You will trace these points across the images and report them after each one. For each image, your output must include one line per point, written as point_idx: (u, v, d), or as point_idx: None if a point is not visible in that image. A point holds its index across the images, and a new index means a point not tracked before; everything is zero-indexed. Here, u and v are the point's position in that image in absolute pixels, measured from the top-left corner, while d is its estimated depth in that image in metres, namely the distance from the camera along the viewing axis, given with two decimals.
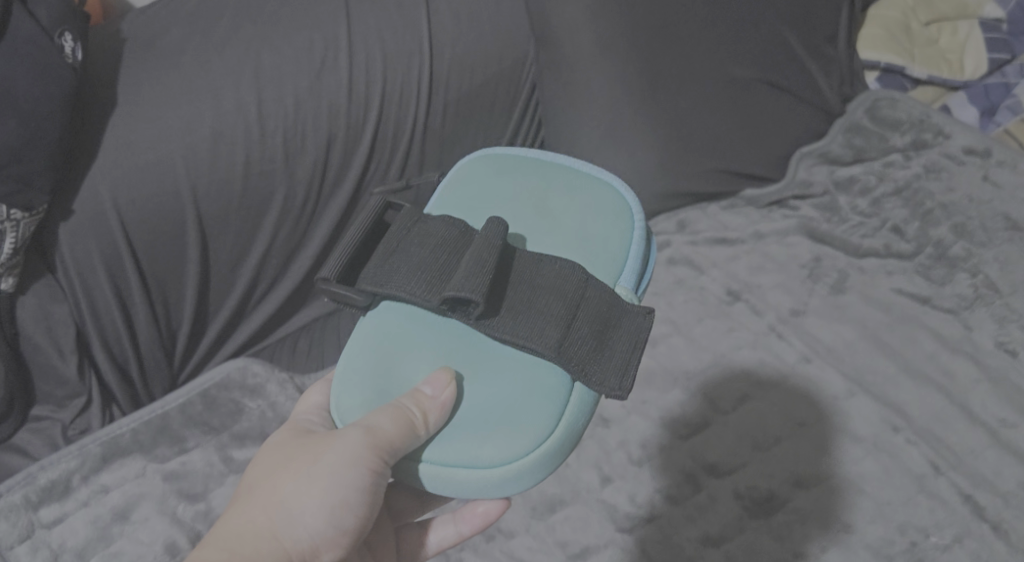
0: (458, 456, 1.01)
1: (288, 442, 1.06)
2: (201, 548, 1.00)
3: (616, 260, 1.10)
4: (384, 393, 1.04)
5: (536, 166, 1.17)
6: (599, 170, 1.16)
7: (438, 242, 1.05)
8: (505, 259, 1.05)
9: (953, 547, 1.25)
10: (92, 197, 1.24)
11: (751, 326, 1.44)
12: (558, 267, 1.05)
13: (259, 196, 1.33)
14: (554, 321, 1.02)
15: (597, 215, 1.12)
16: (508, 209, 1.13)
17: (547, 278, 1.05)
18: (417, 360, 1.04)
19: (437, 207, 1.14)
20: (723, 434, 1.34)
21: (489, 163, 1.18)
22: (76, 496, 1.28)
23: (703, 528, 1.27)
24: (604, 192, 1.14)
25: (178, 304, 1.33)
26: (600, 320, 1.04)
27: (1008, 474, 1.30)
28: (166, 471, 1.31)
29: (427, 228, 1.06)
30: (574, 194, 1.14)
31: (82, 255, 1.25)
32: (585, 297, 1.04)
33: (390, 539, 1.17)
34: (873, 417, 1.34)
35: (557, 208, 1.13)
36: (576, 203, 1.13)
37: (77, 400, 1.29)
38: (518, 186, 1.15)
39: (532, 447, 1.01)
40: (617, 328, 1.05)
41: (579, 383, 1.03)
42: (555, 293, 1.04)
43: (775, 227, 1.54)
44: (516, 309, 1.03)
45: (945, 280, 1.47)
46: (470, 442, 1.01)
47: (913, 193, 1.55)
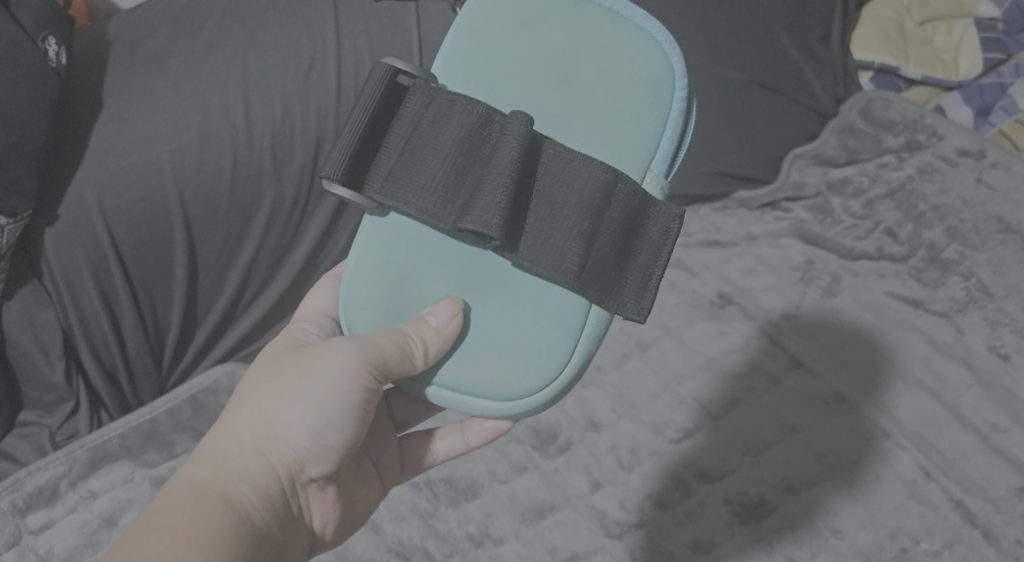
0: (470, 386, 1.04)
1: (280, 355, 1.07)
2: (188, 460, 1.01)
3: (650, 147, 1.05)
4: (394, 313, 1.05)
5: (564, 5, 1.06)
6: (631, 8, 1.07)
7: (454, 148, 1.02)
8: (524, 171, 1.02)
9: (943, 553, 1.25)
10: (77, 202, 1.24)
11: (742, 328, 1.43)
12: (580, 176, 1.02)
13: (247, 200, 1.31)
14: (574, 243, 1.02)
15: (629, 84, 1.05)
16: (531, 79, 1.05)
17: (569, 189, 1.02)
18: (428, 278, 1.04)
19: (449, 72, 1.06)
20: (714, 439, 1.33)
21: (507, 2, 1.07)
22: (64, 502, 1.29)
23: (693, 533, 1.27)
24: (638, 45, 1.06)
25: (167, 310, 1.31)
26: (621, 235, 1.03)
27: (999, 479, 1.30)
28: (154, 477, 1.32)
29: (447, 126, 1.02)
30: (604, 52, 1.05)
31: (68, 261, 1.24)
32: (608, 211, 1.03)
33: (392, 446, 1.17)
34: (863, 422, 1.34)
35: (585, 79, 1.05)
36: (606, 71, 1.05)
37: (65, 405, 1.28)
38: (542, 43, 1.06)
39: (543, 381, 1.04)
40: (638, 240, 1.05)
41: (596, 305, 1.04)
42: (575, 210, 1.02)
43: (767, 229, 1.54)
44: (533, 229, 1.02)
45: (937, 284, 1.47)
46: (483, 371, 1.04)
47: (906, 195, 1.53)
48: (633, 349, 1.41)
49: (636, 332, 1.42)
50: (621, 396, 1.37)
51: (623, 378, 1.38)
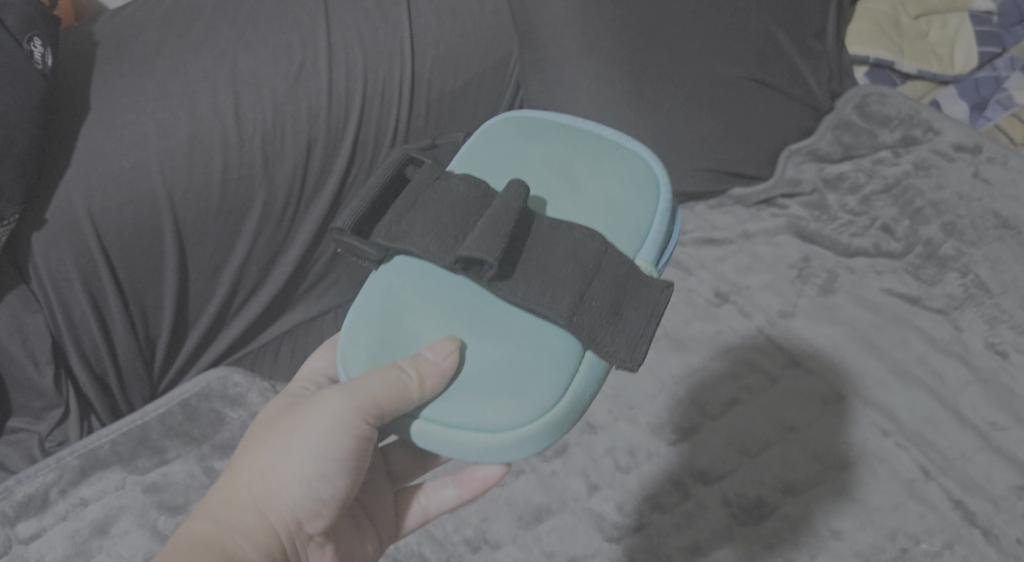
0: (462, 418, 0.99)
1: (275, 417, 1.08)
2: (185, 524, 1.01)
3: (640, 231, 1.07)
4: (388, 351, 1.03)
5: (561, 133, 1.13)
6: (626, 139, 1.13)
7: (459, 201, 1.04)
8: (522, 227, 1.04)
9: (944, 554, 1.23)
10: (64, 206, 1.21)
11: (738, 327, 1.42)
12: (578, 234, 1.03)
13: (237, 200, 1.31)
14: (568, 285, 1.01)
15: (622, 184, 1.09)
16: (531, 176, 1.10)
17: (567, 243, 1.03)
18: (425, 319, 1.03)
19: (460, 165, 1.12)
20: (711, 439, 1.32)
21: (512, 128, 1.15)
22: (54, 510, 1.26)
23: (691, 536, 1.25)
24: (630, 163, 1.11)
25: (157, 313, 1.31)
26: (615, 287, 1.02)
27: (999, 478, 1.28)
28: (146, 483, 1.29)
29: (441, 193, 1.05)
30: (598, 167, 1.10)
31: (56, 264, 1.22)
32: (602, 265, 1.03)
33: (380, 499, 1.15)
34: (861, 421, 1.33)
35: (580, 179, 1.09)
36: (599, 176, 1.09)
37: (54, 412, 1.26)
38: (542, 151, 1.11)
39: (536, 416, 0.99)
40: (634, 297, 1.03)
41: (590, 351, 1.01)
42: (573, 262, 1.02)
43: (763, 227, 1.53)
44: (528, 273, 1.01)
45: (934, 280, 1.46)
46: (475, 405, 0.99)
47: (902, 190, 1.53)
48: None
49: None
50: (616, 397, 1.36)
51: (619, 380, 1.38)
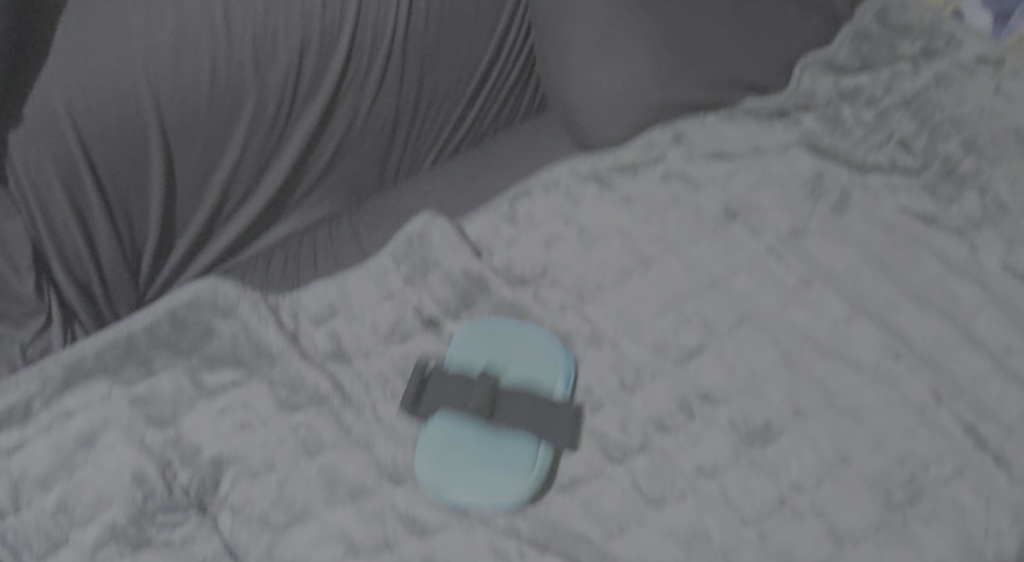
0: (481, 497, 1.15)
1: None
2: None
3: (553, 378, 1.23)
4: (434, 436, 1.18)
5: (512, 334, 1.26)
6: (558, 345, 1.26)
7: (450, 378, 1.19)
8: (490, 402, 1.18)
9: (954, 480, 1.18)
10: (43, 102, 1.13)
11: (749, 246, 1.37)
12: (522, 403, 1.18)
13: (228, 101, 1.24)
14: (527, 408, 1.18)
15: (541, 368, 1.24)
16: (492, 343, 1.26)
17: (516, 413, 1.18)
18: (466, 351, 1.25)
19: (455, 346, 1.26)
20: (717, 360, 1.28)
21: (475, 339, 1.26)
22: (37, 422, 1.17)
23: (696, 459, 1.20)
24: (551, 363, 1.24)
25: (142, 220, 1.26)
26: (547, 406, 1.19)
27: (1013, 404, 1.23)
28: (133, 396, 1.21)
29: (462, 346, 1.26)
30: (526, 366, 1.24)
31: (35, 165, 1.15)
32: (547, 431, 1.18)
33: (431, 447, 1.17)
34: (872, 343, 1.28)
35: (520, 356, 1.24)
36: (527, 364, 1.24)
37: (37, 318, 1.20)
38: (496, 338, 1.26)
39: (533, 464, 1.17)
40: (558, 412, 1.19)
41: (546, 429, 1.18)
42: (527, 398, 1.19)
43: (776, 141, 1.47)
44: (504, 396, 1.19)
45: (952, 199, 1.40)
46: (489, 477, 1.16)
47: (922, 104, 1.49)
48: (634, 267, 1.35)
49: (638, 250, 1.37)
50: (620, 316, 1.32)
51: (624, 296, 1.33)
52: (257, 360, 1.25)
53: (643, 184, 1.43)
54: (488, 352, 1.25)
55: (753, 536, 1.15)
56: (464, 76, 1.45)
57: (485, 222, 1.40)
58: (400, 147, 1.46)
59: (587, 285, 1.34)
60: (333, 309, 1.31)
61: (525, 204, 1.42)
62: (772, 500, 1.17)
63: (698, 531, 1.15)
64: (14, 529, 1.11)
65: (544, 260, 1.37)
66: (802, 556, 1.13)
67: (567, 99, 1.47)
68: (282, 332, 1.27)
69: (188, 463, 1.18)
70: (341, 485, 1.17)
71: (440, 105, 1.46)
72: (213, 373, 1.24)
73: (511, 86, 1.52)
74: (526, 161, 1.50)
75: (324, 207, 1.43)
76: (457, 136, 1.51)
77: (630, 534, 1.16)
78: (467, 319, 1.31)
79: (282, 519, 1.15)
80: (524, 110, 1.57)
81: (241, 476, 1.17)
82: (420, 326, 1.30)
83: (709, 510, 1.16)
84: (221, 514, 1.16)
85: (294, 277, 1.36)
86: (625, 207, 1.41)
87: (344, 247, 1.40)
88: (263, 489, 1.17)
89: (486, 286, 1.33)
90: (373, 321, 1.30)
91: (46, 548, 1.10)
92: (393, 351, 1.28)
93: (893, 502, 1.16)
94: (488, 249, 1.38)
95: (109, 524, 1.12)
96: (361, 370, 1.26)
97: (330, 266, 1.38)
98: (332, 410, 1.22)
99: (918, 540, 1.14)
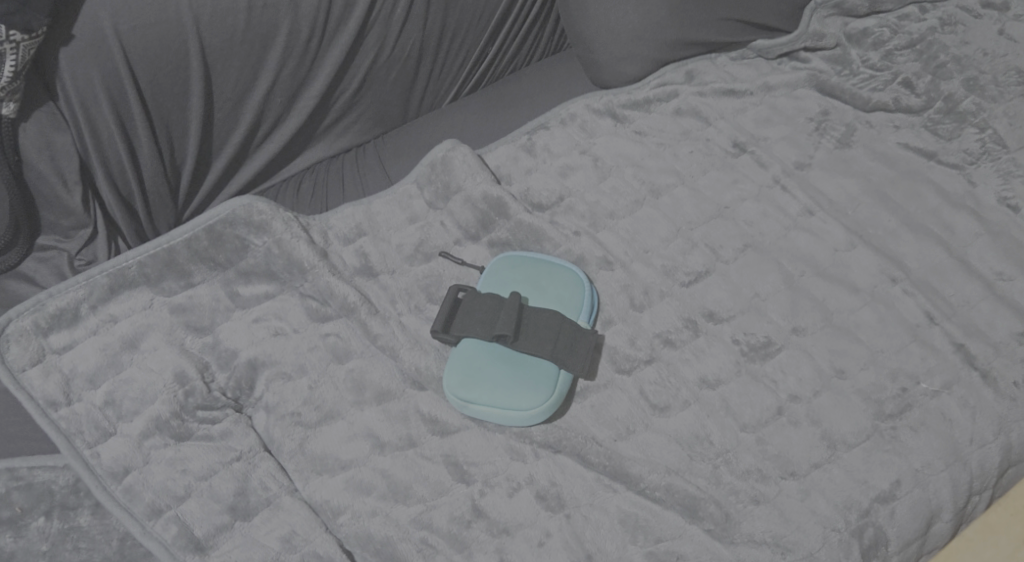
0: (514, 404, 1.21)
1: None
2: None
3: (578, 308, 1.28)
4: (470, 358, 1.25)
5: (540, 265, 1.32)
6: (584, 277, 1.31)
7: (481, 306, 1.26)
8: (517, 326, 1.24)
9: (942, 393, 1.27)
10: (92, 23, 1.21)
11: (756, 178, 1.43)
12: (547, 327, 1.24)
13: (263, 28, 1.31)
14: (549, 335, 1.23)
15: (564, 297, 1.29)
16: (520, 273, 1.31)
17: (539, 335, 1.23)
18: (496, 279, 1.31)
19: (487, 275, 1.32)
20: (722, 282, 1.35)
21: (507, 268, 1.32)
22: (86, 324, 1.26)
23: (699, 370, 1.28)
24: (576, 292, 1.29)
25: (182, 139, 1.34)
26: (573, 334, 1.24)
27: (1001, 325, 1.31)
28: (173, 304, 1.29)
29: (496, 276, 1.32)
30: (554, 295, 1.29)
31: (84, 83, 1.23)
32: (570, 355, 1.23)
33: (463, 366, 1.24)
34: (872, 268, 1.35)
35: (547, 285, 1.30)
36: (553, 293, 1.29)
37: (83, 232, 1.29)
38: (524, 268, 1.32)
39: (561, 377, 1.23)
40: (584, 338, 1.25)
41: (569, 352, 1.23)
42: (551, 325, 1.24)
43: (784, 80, 1.52)
44: (529, 322, 1.24)
45: (952, 135, 1.46)
46: (520, 387, 1.22)
47: (927, 45, 1.53)
48: (646, 196, 1.42)
49: (650, 179, 1.43)
50: (632, 240, 1.38)
51: (635, 223, 1.40)
52: (289, 275, 1.32)
53: (656, 118, 1.49)
54: (520, 282, 1.31)
55: (751, 440, 1.24)
56: (487, 12, 1.49)
57: (505, 151, 1.46)
58: (423, 81, 1.51)
59: (601, 212, 1.41)
60: (361, 230, 1.38)
61: (543, 136, 1.48)
62: (771, 408, 1.26)
63: (700, 435, 1.24)
64: (69, 419, 1.21)
65: (560, 188, 1.43)
66: (798, 459, 1.23)
67: (586, 35, 1.50)
68: (314, 248, 1.33)
69: (224, 366, 1.27)
70: (369, 388, 1.26)
71: (463, 41, 1.51)
72: (249, 286, 1.31)
73: (531, 26, 1.57)
74: (544, 96, 1.56)
75: (350, 136, 1.50)
76: (477, 74, 1.56)
77: (637, 437, 1.24)
78: (487, 240, 1.38)
79: (313, 418, 1.24)
80: (543, 50, 1.63)
81: (276, 377, 1.27)
82: (442, 245, 1.38)
83: (712, 417, 1.25)
84: (256, 414, 1.26)
85: (322, 200, 1.44)
86: (638, 139, 1.47)
87: (370, 173, 1.47)
88: (297, 389, 1.26)
89: (505, 210, 1.38)
90: (398, 242, 1.37)
91: (98, 437, 1.21)
92: (418, 269, 1.36)
93: (885, 412, 1.25)
94: (507, 176, 1.44)
95: (154, 417, 1.21)
96: (386, 285, 1.34)
97: (357, 193, 1.45)
98: (359, 319, 1.30)
99: (908, 447, 1.23)
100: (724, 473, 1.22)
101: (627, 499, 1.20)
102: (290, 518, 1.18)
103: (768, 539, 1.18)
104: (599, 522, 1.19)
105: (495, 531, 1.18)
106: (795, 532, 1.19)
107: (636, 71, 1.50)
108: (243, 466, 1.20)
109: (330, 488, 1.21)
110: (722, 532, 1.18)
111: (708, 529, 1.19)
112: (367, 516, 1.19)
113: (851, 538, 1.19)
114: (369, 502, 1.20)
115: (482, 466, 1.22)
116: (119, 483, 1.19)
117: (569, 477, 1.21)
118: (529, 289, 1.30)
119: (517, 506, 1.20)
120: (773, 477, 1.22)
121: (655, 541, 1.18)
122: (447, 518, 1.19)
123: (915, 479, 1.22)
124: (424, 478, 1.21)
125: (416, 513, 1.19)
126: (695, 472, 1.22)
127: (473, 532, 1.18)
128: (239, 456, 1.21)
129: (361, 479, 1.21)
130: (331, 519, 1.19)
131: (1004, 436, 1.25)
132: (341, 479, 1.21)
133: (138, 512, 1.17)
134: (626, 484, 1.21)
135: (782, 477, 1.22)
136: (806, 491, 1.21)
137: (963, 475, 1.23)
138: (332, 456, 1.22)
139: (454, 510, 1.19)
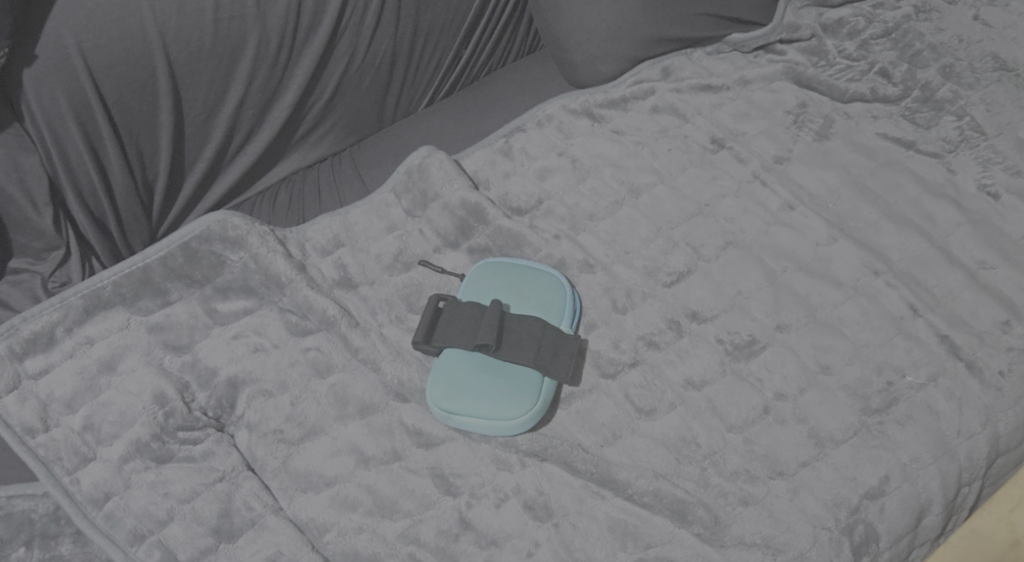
0: (497, 413, 1.20)
1: None
2: None
3: (559, 314, 1.27)
4: (453, 371, 1.23)
5: (518, 272, 1.30)
6: (565, 282, 1.29)
7: (464, 317, 1.24)
8: (498, 334, 1.23)
9: (928, 386, 1.26)
10: (55, 42, 1.19)
11: (735, 173, 1.42)
12: (531, 333, 1.23)
13: (231, 42, 1.29)
14: (530, 342, 1.22)
15: (546, 302, 1.28)
16: (502, 281, 1.30)
17: (522, 342, 1.23)
18: (477, 287, 1.30)
19: (468, 284, 1.31)
20: (704, 281, 1.34)
21: (488, 276, 1.31)
22: (61, 347, 1.24)
23: (684, 371, 1.27)
24: (556, 298, 1.28)
25: (154, 155, 1.32)
26: (555, 341, 1.24)
27: (985, 314, 1.31)
28: (150, 324, 1.27)
29: (477, 287, 1.30)
30: (537, 302, 1.28)
31: (50, 103, 1.21)
32: (554, 361, 1.22)
33: (448, 376, 1.23)
34: (854, 262, 1.34)
35: (528, 292, 1.29)
36: (534, 301, 1.28)
37: (56, 253, 1.27)
38: (503, 276, 1.30)
39: (546, 385, 1.22)
40: (567, 344, 1.24)
41: (554, 360, 1.22)
42: (533, 334, 1.23)
43: (761, 73, 1.51)
44: (511, 331, 1.23)
45: (930, 124, 1.45)
46: (504, 396, 1.21)
47: (903, 34, 1.50)
48: (625, 196, 1.40)
49: (628, 179, 1.42)
50: (613, 242, 1.37)
51: (616, 224, 1.38)
52: (267, 290, 1.30)
53: (633, 116, 1.48)
54: (501, 289, 1.29)
55: (739, 440, 1.23)
56: (461, 13, 1.48)
57: (481, 156, 1.45)
58: (397, 88, 1.49)
59: (580, 214, 1.39)
60: (339, 241, 1.36)
61: (519, 139, 1.46)
62: (757, 408, 1.25)
63: (687, 438, 1.23)
64: (47, 445, 1.20)
65: (539, 192, 1.41)
66: (786, 458, 1.22)
67: (561, 36, 1.48)
68: (291, 262, 1.32)
69: (204, 386, 1.25)
70: (351, 402, 1.25)
71: (436, 44, 1.49)
72: (227, 302, 1.29)
73: (504, 27, 1.55)
74: (520, 98, 1.55)
75: (325, 145, 1.49)
76: (452, 77, 1.55)
77: (624, 442, 1.24)
78: (467, 248, 1.36)
79: (296, 435, 1.23)
80: (517, 50, 1.61)
81: (257, 395, 1.25)
82: (421, 254, 1.36)
83: (698, 419, 1.24)
84: (238, 432, 1.25)
85: (300, 212, 1.42)
86: (616, 139, 1.46)
87: (347, 182, 1.46)
88: (279, 406, 1.24)
89: (484, 216, 1.37)
90: (376, 252, 1.36)
91: (77, 463, 1.19)
92: (397, 279, 1.34)
93: (871, 407, 1.25)
94: (485, 181, 1.43)
95: (134, 440, 1.20)
96: (366, 296, 1.33)
97: (334, 203, 1.44)
98: (339, 332, 1.29)
99: (896, 441, 1.23)
100: (712, 476, 1.21)
101: (616, 505, 1.19)
102: (276, 538, 1.17)
103: (758, 541, 1.18)
104: (588, 530, 1.18)
105: (484, 543, 1.18)
106: (785, 533, 1.18)
107: (611, 70, 1.49)
108: (226, 487, 1.19)
109: (316, 506, 1.20)
110: (711, 536, 1.18)
111: (698, 533, 1.18)
112: (354, 533, 1.18)
113: (840, 536, 1.18)
114: (355, 519, 1.19)
115: (469, 477, 1.21)
116: (100, 509, 1.17)
117: (556, 485, 1.21)
118: (511, 296, 1.29)
119: (505, 517, 1.19)
120: (761, 478, 1.21)
121: (644, 548, 1.17)
122: (434, 532, 1.18)
123: (903, 473, 1.22)
124: (410, 492, 1.20)
125: (403, 528, 1.18)
126: (683, 475, 1.21)
127: (461, 545, 1.17)
128: (221, 476, 1.20)
129: (345, 495, 1.20)
130: (318, 537, 1.18)
131: (992, 427, 1.25)
132: (325, 496, 1.20)
133: (120, 539, 1.16)
134: (614, 490, 1.20)
135: (770, 477, 1.21)
136: (795, 490, 1.20)
137: (952, 467, 1.23)
138: (316, 473, 1.21)
139: (441, 523, 1.18)
